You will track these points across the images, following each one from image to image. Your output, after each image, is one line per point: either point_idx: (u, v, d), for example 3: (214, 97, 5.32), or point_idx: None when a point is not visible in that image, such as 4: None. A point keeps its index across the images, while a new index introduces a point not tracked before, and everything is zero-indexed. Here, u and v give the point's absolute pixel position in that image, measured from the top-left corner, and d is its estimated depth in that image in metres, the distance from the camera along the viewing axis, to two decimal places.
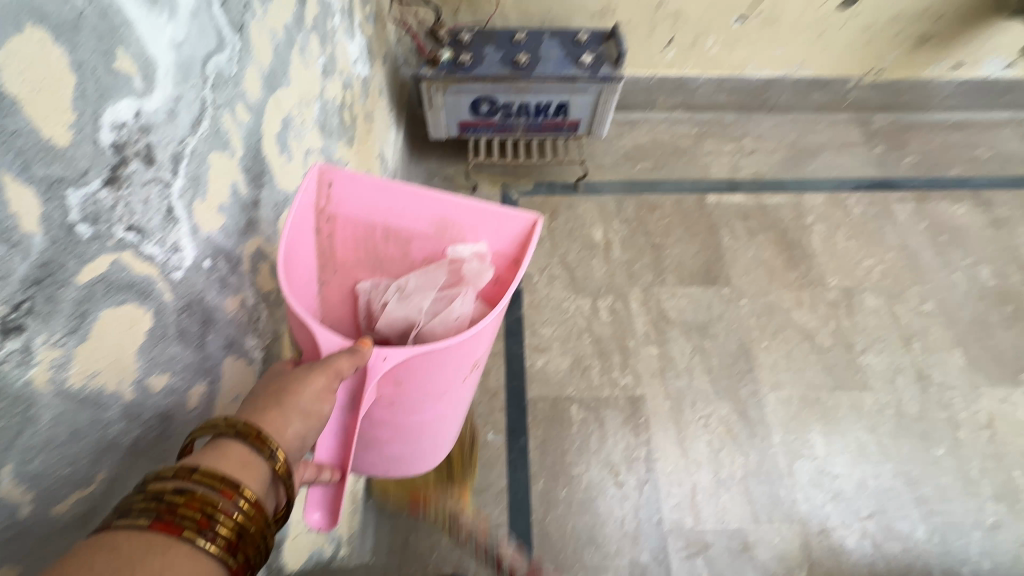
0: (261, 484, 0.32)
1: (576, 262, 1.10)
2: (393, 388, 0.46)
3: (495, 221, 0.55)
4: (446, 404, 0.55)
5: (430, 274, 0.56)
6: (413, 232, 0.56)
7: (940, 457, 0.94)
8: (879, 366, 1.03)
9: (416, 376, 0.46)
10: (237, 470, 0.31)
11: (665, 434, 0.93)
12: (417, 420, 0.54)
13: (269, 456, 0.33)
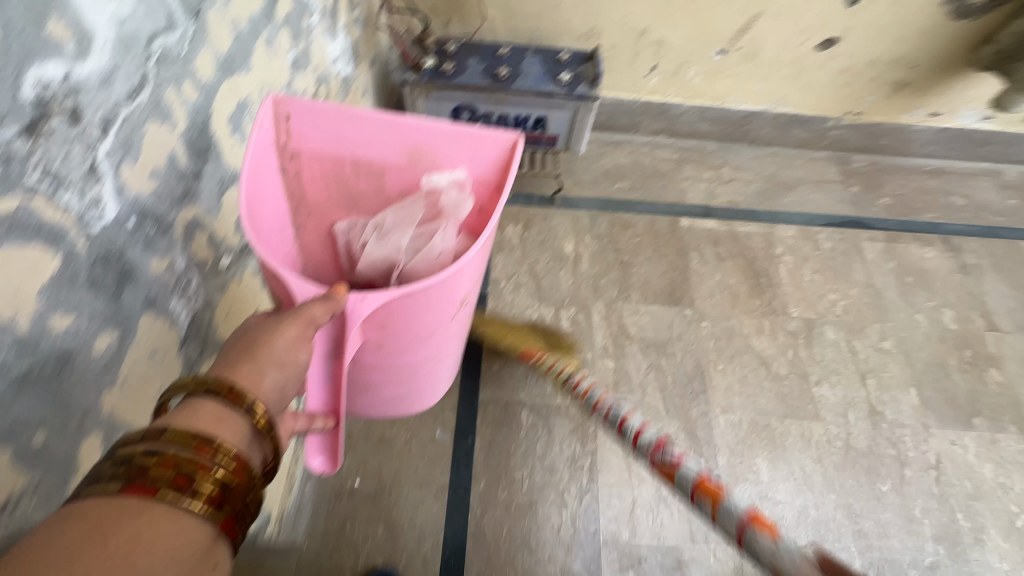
0: (239, 437, 0.36)
1: (544, 272, 1.12)
2: (379, 331, 0.53)
3: (469, 146, 0.59)
4: (437, 338, 0.62)
5: (410, 209, 0.62)
6: (387, 166, 0.62)
7: (883, 493, 0.95)
8: (833, 398, 1.03)
9: (403, 316, 0.52)
10: (211, 425, 0.35)
11: (611, 446, 0.94)
12: (412, 360, 0.62)
13: (240, 411, 0.37)
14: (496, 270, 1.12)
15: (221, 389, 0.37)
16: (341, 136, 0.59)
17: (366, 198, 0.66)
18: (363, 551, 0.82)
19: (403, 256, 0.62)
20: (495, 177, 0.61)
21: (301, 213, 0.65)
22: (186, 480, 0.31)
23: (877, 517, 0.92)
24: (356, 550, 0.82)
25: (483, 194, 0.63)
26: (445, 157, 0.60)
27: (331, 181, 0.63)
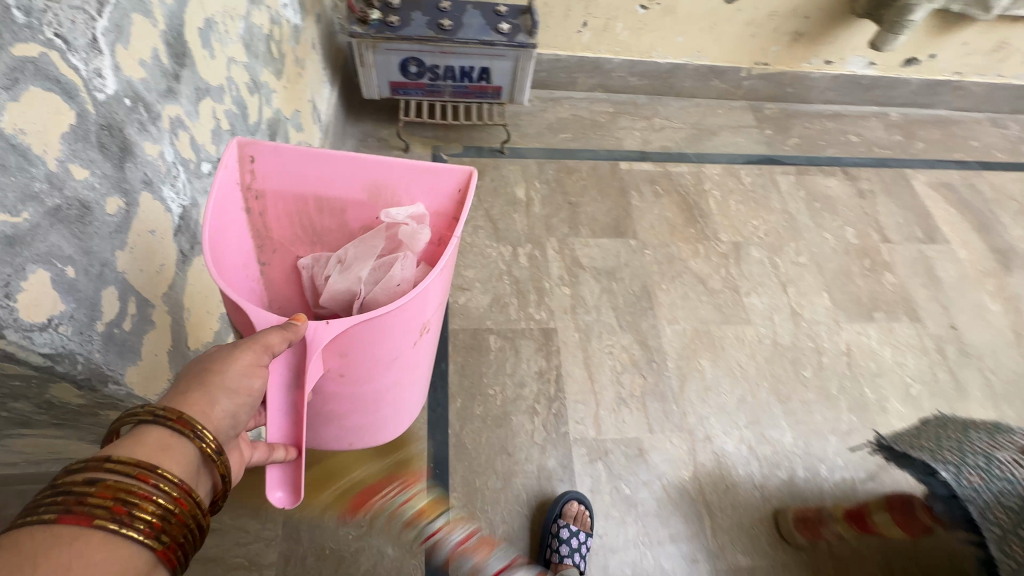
0: (187, 465, 0.39)
1: (499, 215, 1.20)
2: (340, 359, 0.54)
3: (428, 180, 0.61)
4: (398, 366, 0.61)
5: (372, 241, 0.63)
6: (349, 202, 0.63)
7: (806, 377, 1.10)
8: (761, 305, 1.18)
9: (363, 341, 0.52)
10: (157, 454, 0.37)
11: (573, 360, 1.04)
12: (376, 387, 0.62)
13: (186, 439, 0.39)
14: None
15: (169, 417, 0.39)
16: (302, 172, 0.59)
17: (330, 234, 0.66)
18: (352, 469, 0.87)
19: (364, 287, 0.61)
20: (453, 210, 0.63)
21: (264, 250, 0.64)
22: (125, 514, 0.33)
23: (802, 397, 1.07)
24: (345, 469, 0.87)
25: (441, 226, 0.65)
26: (404, 191, 0.62)
27: (294, 218, 0.63)
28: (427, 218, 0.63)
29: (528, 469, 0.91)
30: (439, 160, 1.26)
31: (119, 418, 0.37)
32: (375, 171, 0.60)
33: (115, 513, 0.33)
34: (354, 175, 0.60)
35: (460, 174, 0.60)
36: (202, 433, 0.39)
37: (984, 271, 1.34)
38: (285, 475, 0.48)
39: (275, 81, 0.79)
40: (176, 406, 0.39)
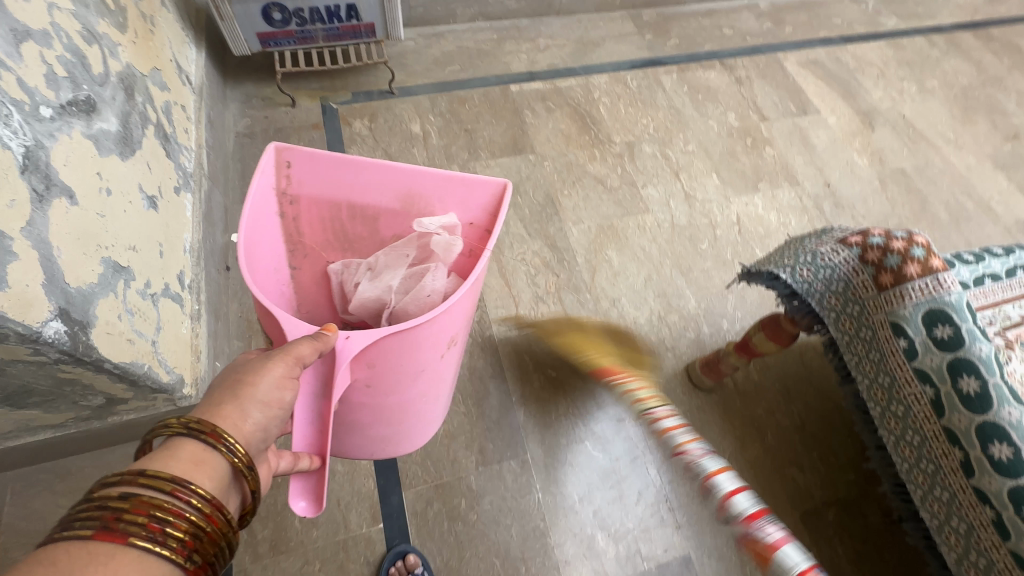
0: (217, 479, 0.42)
1: (398, 152, 1.22)
2: (368, 368, 0.57)
3: (461, 192, 0.67)
4: (429, 373, 0.66)
5: (403, 249, 0.69)
6: (382, 210, 0.69)
7: (703, 249, 1.20)
8: (657, 194, 1.27)
9: (389, 355, 0.56)
10: (190, 469, 0.41)
11: (489, 272, 1.10)
12: (402, 397, 0.65)
13: (217, 452, 0.42)
14: None
15: (202, 431, 0.42)
16: (339, 182, 0.66)
17: (362, 242, 0.72)
18: None
19: (395, 296, 0.68)
20: (485, 222, 0.68)
21: (296, 255, 0.70)
22: (162, 532, 0.37)
23: (702, 268, 1.18)
24: None
25: (472, 237, 0.70)
26: (437, 204, 0.68)
27: (328, 226, 0.69)
28: (460, 229, 0.69)
29: (460, 374, 0.98)
30: (329, 109, 1.26)
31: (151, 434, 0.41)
32: (409, 184, 0.66)
33: (150, 531, 0.36)
34: (388, 187, 0.67)
35: (494, 188, 0.65)
36: (233, 447, 0.42)
37: (851, 132, 1.48)
38: (312, 485, 0.50)
39: (118, 33, 0.78)
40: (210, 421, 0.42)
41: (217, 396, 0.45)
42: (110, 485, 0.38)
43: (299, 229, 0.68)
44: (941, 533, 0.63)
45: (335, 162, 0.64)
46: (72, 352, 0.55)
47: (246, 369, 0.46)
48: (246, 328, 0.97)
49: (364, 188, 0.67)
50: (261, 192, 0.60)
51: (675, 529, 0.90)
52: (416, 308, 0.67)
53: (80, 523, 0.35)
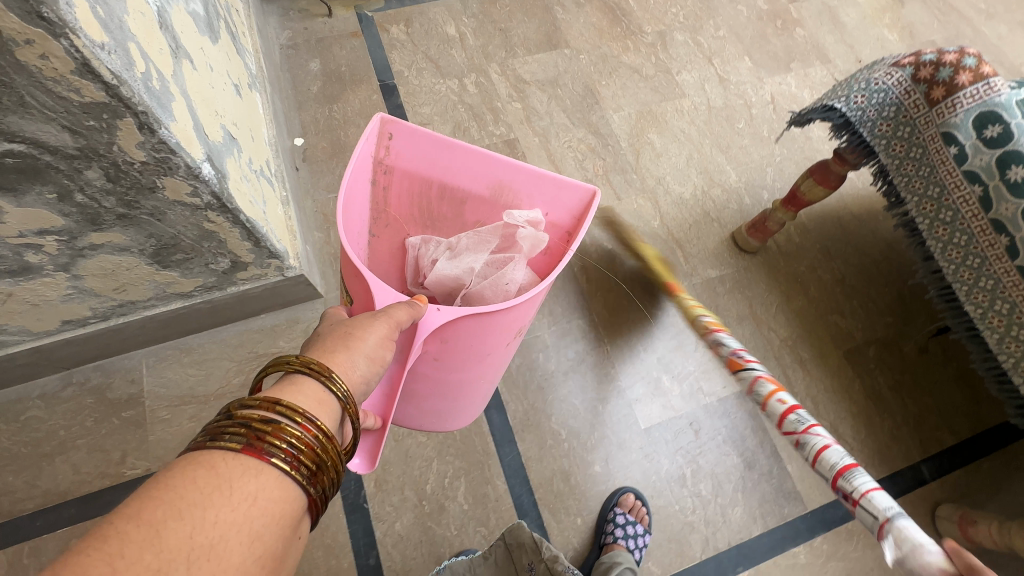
0: (332, 419, 0.44)
1: (438, 54, 1.25)
2: (440, 344, 0.62)
3: (550, 191, 0.70)
4: (489, 362, 0.71)
5: (485, 236, 0.73)
6: (470, 196, 0.73)
7: (741, 128, 1.24)
8: (692, 79, 1.29)
9: (461, 333, 0.62)
10: (314, 406, 0.43)
11: (538, 160, 1.16)
12: (461, 375, 0.70)
13: (334, 395, 0.45)
14: (395, 64, 1.23)
15: (322, 373, 0.45)
16: (435, 162, 0.70)
17: (444, 221, 0.77)
18: None
19: (472, 278, 0.72)
20: (571, 224, 0.71)
21: (379, 223, 0.74)
22: (296, 455, 0.38)
23: (740, 145, 1.22)
24: None
25: (553, 237, 0.74)
26: (526, 198, 0.71)
27: (415, 200, 0.74)
28: (544, 225, 0.72)
29: None
30: (365, 17, 1.27)
31: (281, 365, 0.43)
32: (502, 175, 0.70)
33: (284, 454, 0.38)
34: (482, 176, 0.71)
35: (583, 193, 0.68)
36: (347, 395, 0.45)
37: (881, 9, 1.47)
38: (371, 445, 0.56)
39: None
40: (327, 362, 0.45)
41: (331, 345, 0.48)
42: (246, 408, 0.40)
43: (388, 201, 0.73)
44: (985, 320, 0.72)
45: (434, 143, 0.68)
46: (219, 197, 0.62)
47: (350, 328, 0.50)
48: (322, 220, 1.04)
49: (458, 171, 0.71)
50: (363, 156, 0.64)
51: (731, 369, 1.00)
52: (492, 292, 0.71)
53: (225, 437, 0.37)
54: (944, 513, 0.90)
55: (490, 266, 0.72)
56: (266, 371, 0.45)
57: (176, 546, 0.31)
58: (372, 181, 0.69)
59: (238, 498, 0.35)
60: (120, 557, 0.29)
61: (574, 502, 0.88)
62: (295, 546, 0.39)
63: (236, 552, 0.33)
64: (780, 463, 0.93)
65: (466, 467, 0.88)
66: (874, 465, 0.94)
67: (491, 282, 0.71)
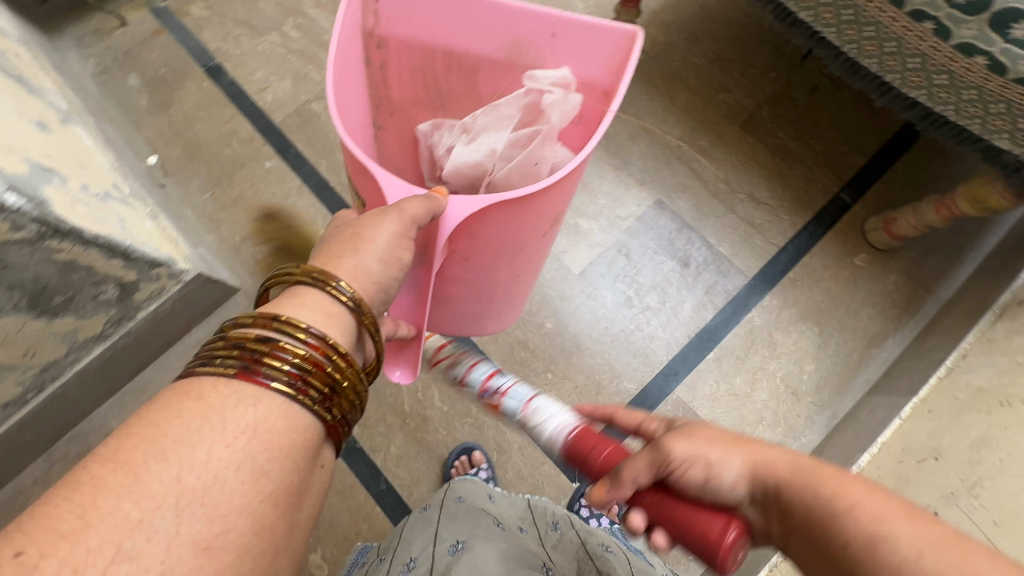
0: (347, 332, 0.42)
1: (247, 14, 1.18)
2: (468, 242, 0.56)
3: (578, 42, 0.59)
4: (523, 258, 0.64)
5: (506, 110, 0.63)
6: (482, 60, 0.63)
7: None
8: None
9: (491, 229, 0.54)
10: (321, 319, 0.40)
11: None
12: (494, 275, 0.65)
13: (345, 308, 0.42)
14: (210, 43, 1.16)
15: (326, 283, 0.42)
16: (436, 23, 0.60)
17: (456, 97, 0.69)
18: None
19: (496, 164, 0.62)
20: (607, 82, 0.60)
21: (383, 110, 0.67)
22: (300, 379, 0.37)
23: None
24: None
25: (588, 101, 0.63)
26: (550, 55, 0.61)
27: (419, 75, 0.65)
28: (575, 88, 0.62)
29: None
30: (159, 9, 1.19)
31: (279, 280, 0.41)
32: (519, 26, 0.59)
33: (288, 378, 0.36)
34: (495, 32, 0.60)
35: (621, 38, 0.56)
36: (361, 305, 0.42)
37: None
38: (410, 355, 0.56)
39: None
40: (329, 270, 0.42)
41: (338, 250, 0.45)
42: (243, 327, 0.38)
43: (386, 79, 0.65)
44: (820, 20, 0.72)
45: None
46: (45, 222, 0.61)
47: (360, 224, 0.46)
48: (208, 222, 1.03)
49: (464, 30, 0.60)
50: (352, 23, 0.54)
51: (639, 186, 1.00)
52: (521, 177, 0.62)
53: (216, 361, 0.36)
54: (869, 225, 0.93)
55: (515, 146, 0.63)
56: (270, 287, 0.43)
57: (161, 493, 0.30)
58: (365, 58, 0.60)
59: (232, 433, 0.33)
60: (93, 509, 0.29)
61: (540, 363, 0.92)
62: (319, 475, 0.39)
63: (236, 493, 0.32)
64: (713, 248, 0.96)
65: (433, 375, 0.92)
66: (796, 213, 0.97)
67: (518, 165, 0.62)
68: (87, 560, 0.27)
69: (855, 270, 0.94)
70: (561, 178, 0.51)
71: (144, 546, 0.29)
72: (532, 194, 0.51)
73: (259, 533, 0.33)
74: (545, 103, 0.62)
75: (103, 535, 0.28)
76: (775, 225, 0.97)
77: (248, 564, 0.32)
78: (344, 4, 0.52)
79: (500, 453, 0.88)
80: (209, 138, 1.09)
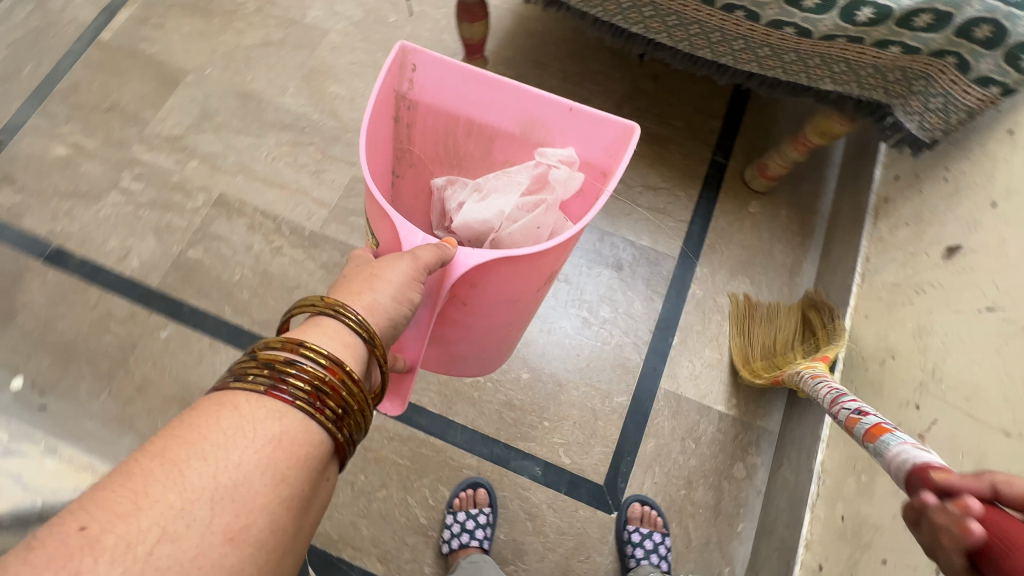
0: (361, 362, 0.41)
1: (71, 183, 1.04)
2: (470, 289, 0.57)
3: (588, 129, 0.63)
4: (519, 309, 0.65)
5: (516, 177, 0.67)
6: (499, 131, 0.68)
7: (395, 20, 1.18)
8: (322, 11, 1.19)
9: (494, 277, 0.56)
10: (337, 348, 0.40)
11: (257, 193, 1.04)
12: (488, 322, 0.64)
13: (359, 337, 0.41)
14: (39, 229, 1.00)
15: (342, 311, 0.42)
16: (462, 96, 0.64)
17: (471, 159, 0.72)
18: None
19: (500, 223, 0.65)
20: (606, 164, 0.64)
21: (402, 163, 0.70)
22: (319, 399, 0.37)
23: (406, 35, 1.17)
24: None
25: (589, 177, 0.68)
26: (558, 134, 0.65)
27: (440, 137, 0.69)
28: (578, 164, 0.67)
29: (317, 276, 1.00)
30: None
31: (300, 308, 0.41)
32: (534, 107, 0.63)
33: (310, 397, 0.36)
34: (512, 109, 0.64)
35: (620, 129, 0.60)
36: (374, 335, 0.42)
37: None
38: (404, 389, 0.53)
39: None
40: (344, 301, 0.42)
41: (356, 285, 0.45)
42: (271, 347, 0.38)
43: (411, 137, 0.68)
44: (650, 29, 0.80)
45: (463, 73, 0.62)
46: None
47: (374, 265, 0.47)
48: (119, 425, 0.89)
49: (489, 106, 0.65)
50: (387, 87, 0.59)
51: None
52: (523, 238, 0.65)
53: (249, 375, 0.36)
54: (823, 306, 0.86)
55: (521, 210, 0.65)
56: (290, 313, 0.43)
57: (197, 486, 0.31)
58: (394, 116, 0.64)
59: (261, 440, 0.34)
60: (145, 495, 0.29)
61: (533, 416, 0.91)
62: (326, 487, 0.38)
63: (262, 493, 0.32)
64: (636, 244, 1.02)
65: (435, 475, 0.87)
66: (689, 187, 1.06)
67: (521, 227, 0.65)
68: (133, 543, 0.28)
69: (754, 216, 1.04)
70: (558, 242, 0.54)
71: (183, 533, 0.29)
72: (534, 254, 0.53)
73: (276, 538, 0.33)
74: (551, 176, 0.66)
75: (151, 518, 0.29)
76: (676, 203, 1.05)
77: (259, 565, 0.32)
78: (384, 71, 0.57)
79: (532, 520, 0.86)
80: (81, 333, 0.94)
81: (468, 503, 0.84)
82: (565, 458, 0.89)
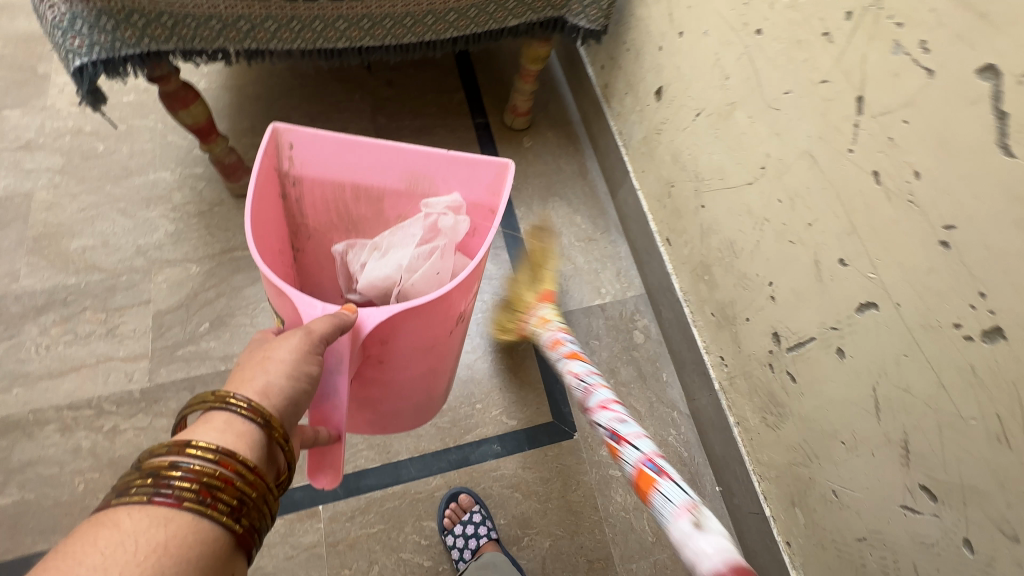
0: (258, 449, 0.42)
1: None
2: (382, 346, 0.58)
3: (467, 172, 0.67)
4: (433, 356, 0.66)
5: (411, 229, 0.69)
6: (386, 190, 0.70)
7: (104, 147, 1.07)
8: (11, 178, 1.03)
9: (401, 331, 0.57)
10: (232, 441, 0.40)
11: (50, 392, 0.88)
12: (405, 373, 0.66)
13: (253, 424, 0.42)
14: None
15: (230, 400, 0.42)
16: (343, 164, 0.67)
17: (366, 222, 0.75)
18: None
19: (402, 274, 0.67)
20: (493, 202, 0.69)
21: (301, 235, 0.73)
22: (211, 495, 0.37)
23: (125, 155, 1.07)
24: None
25: (480, 217, 0.72)
26: (442, 183, 0.69)
27: (332, 206, 0.71)
28: (466, 207, 0.70)
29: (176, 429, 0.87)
30: None
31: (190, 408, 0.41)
32: (414, 163, 0.67)
33: (203, 495, 0.36)
34: (392, 168, 0.68)
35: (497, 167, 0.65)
36: (270, 417, 0.42)
37: None
38: (333, 457, 0.53)
39: None
40: (234, 392, 0.42)
41: (249, 371, 0.45)
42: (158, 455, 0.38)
43: (303, 211, 0.71)
44: (353, 38, 0.85)
45: (337, 143, 0.65)
46: None
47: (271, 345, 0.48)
48: None
49: (370, 168, 0.68)
50: (265, 168, 0.61)
51: None
52: (427, 287, 0.67)
53: (131, 488, 0.36)
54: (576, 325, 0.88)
55: (419, 258, 0.67)
56: (184, 412, 0.43)
57: None
58: (281, 194, 0.67)
59: (142, 551, 0.33)
60: None
61: (465, 407, 0.93)
62: None
63: None
64: None
65: (414, 516, 0.85)
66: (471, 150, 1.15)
67: (422, 275, 0.67)
68: None
69: (533, 147, 1.18)
70: (459, 280, 0.56)
71: None
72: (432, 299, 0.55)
73: None
74: (441, 223, 0.68)
75: None
76: None
77: None
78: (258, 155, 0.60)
79: (518, 488, 0.88)
80: None
81: (458, 514, 0.84)
82: (513, 421, 0.93)
